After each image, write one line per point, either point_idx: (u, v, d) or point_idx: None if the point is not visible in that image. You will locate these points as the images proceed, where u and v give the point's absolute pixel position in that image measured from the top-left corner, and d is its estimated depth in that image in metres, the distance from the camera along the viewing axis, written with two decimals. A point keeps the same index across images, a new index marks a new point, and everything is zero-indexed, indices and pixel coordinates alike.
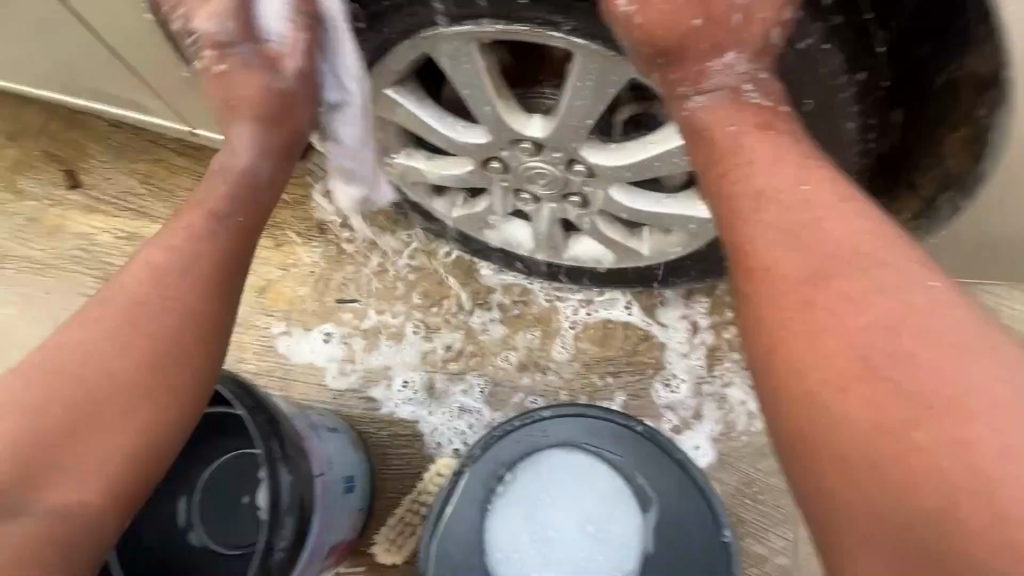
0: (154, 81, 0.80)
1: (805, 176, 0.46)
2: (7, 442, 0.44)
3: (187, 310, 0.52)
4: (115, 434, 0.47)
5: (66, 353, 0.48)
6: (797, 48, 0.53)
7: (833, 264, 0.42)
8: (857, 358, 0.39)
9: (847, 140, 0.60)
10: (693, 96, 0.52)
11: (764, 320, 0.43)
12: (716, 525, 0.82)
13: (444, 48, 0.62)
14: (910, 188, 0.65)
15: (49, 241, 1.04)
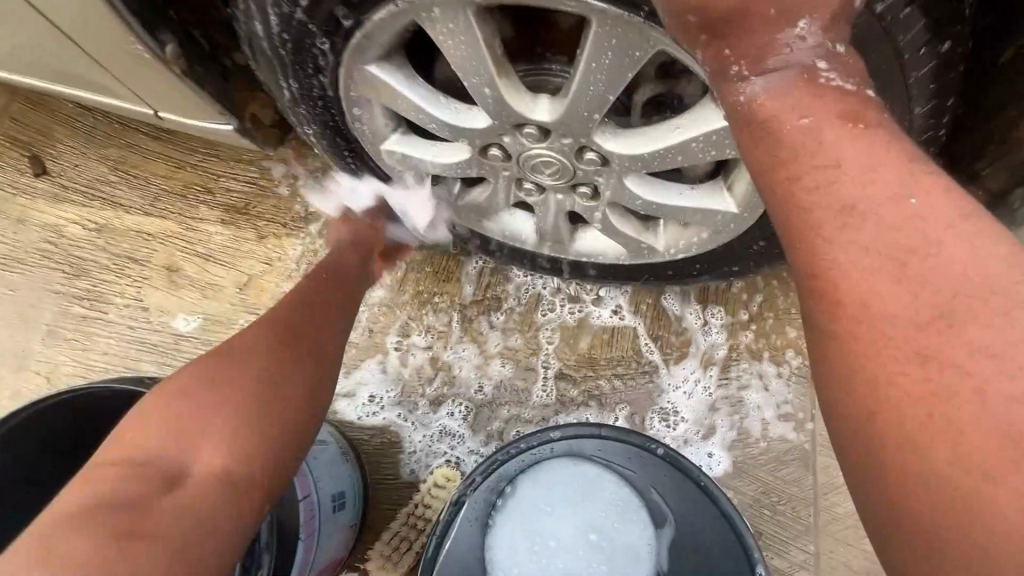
0: (111, 64, 0.73)
1: (911, 182, 0.32)
2: (171, 420, 0.52)
3: (298, 337, 0.63)
4: (255, 429, 0.54)
5: (219, 354, 0.58)
6: (877, 11, 0.38)
7: (961, 299, 0.29)
8: (1007, 438, 0.27)
9: (915, 127, 0.48)
10: (750, 78, 0.35)
11: (858, 373, 0.31)
12: (749, 561, 0.73)
13: (431, 12, 0.51)
14: (974, 180, 0.57)
15: (69, 242, 1.12)
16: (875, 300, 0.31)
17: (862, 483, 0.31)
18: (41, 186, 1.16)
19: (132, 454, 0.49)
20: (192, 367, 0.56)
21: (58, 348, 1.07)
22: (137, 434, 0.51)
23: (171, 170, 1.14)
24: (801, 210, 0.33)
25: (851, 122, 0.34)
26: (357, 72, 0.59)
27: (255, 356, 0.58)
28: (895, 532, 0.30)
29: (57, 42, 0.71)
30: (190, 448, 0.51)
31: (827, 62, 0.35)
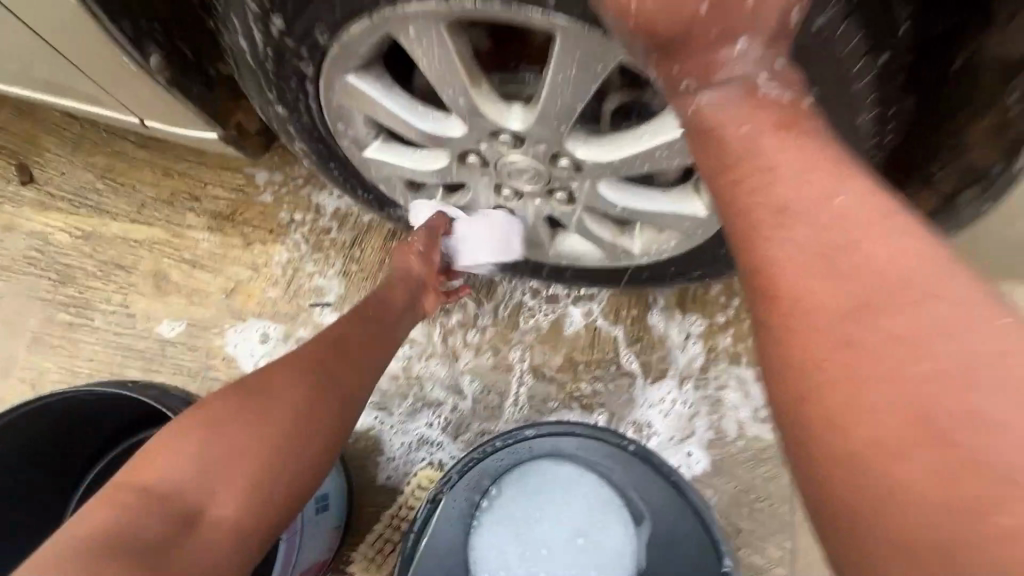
0: (96, 74, 0.74)
1: (840, 185, 0.34)
2: (197, 453, 0.51)
3: (337, 382, 0.62)
4: (272, 476, 0.53)
5: (252, 388, 0.57)
6: (814, 27, 0.42)
7: (880, 292, 0.32)
8: (916, 416, 0.29)
9: (863, 133, 0.51)
10: (695, 91, 0.38)
11: (793, 365, 0.33)
12: (716, 556, 0.73)
13: (402, 27, 0.53)
14: (925, 183, 0.57)
15: (56, 250, 1.13)
16: (808, 295, 0.33)
17: (803, 471, 0.33)
18: (28, 194, 1.16)
19: (158, 484, 0.49)
20: (229, 398, 0.55)
21: (44, 355, 1.08)
22: (168, 461, 0.51)
23: (159, 178, 1.15)
24: (744, 212, 0.36)
25: (787, 130, 0.36)
26: (335, 84, 0.61)
27: (292, 397, 0.57)
28: (833, 519, 0.31)
29: (45, 54, 0.73)
30: (213, 491, 0.50)
31: (766, 76, 0.37)
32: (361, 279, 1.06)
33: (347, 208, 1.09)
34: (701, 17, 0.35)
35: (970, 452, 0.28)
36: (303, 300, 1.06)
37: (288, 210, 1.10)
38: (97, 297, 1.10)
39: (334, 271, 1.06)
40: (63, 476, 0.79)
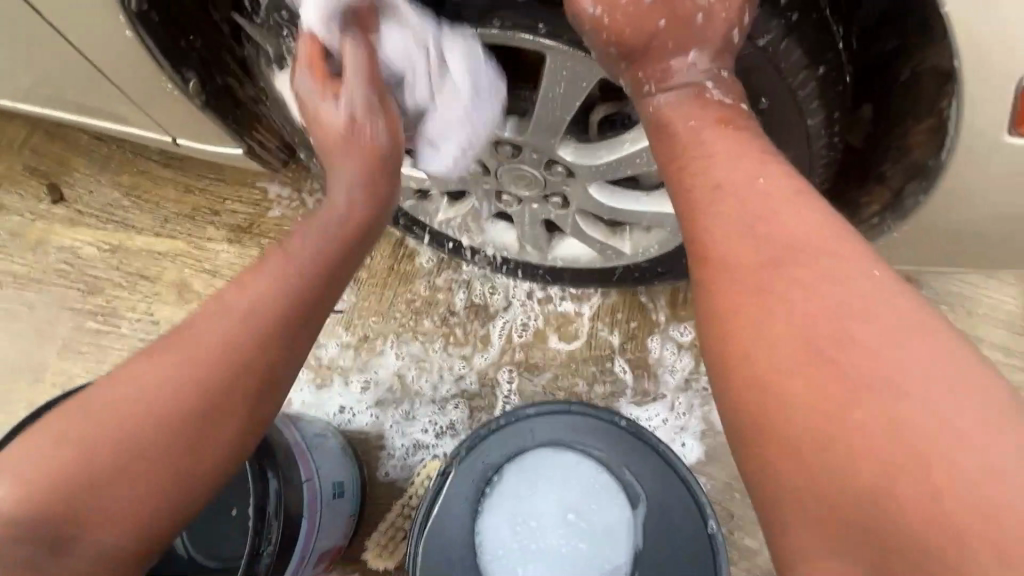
0: (132, 93, 0.82)
1: (764, 169, 0.43)
2: (63, 459, 0.42)
3: (241, 346, 0.48)
4: (158, 475, 0.44)
5: (137, 374, 0.46)
6: (758, 44, 0.51)
7: (788, 249, 0.39)
8: (804, 341, 0.36)
9: (813, 132, 0.57)
10: (655, 92, 0.50)
11: (717, 309, 0.41)
12: (700, 516, 0.80)
13: None
14: (878, 180, 0.61)
15: (85, 263, 1.20)
16: (733, 253, 0.41)
17: (720, 393, 0.40)
18: (58, 212, 1.24)
19: (14, 500, 0.41)
20: (99, 397, 0.45)
21: (73, 360, 1.14)
22: (24, 475, 0.42)
23: (181, 195, 1.22)
24: (691, 190, 0.45)
25: (727, 124, 0.47)
26: None
27: (172, 382, 0.46)
28: (743, 431, 0.39)
29: (93, 79, 0.82)
30: (85, 502, 0.42)
31: (713, 82, 0.49)
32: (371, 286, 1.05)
33: None
34: (660, 31, 0.49)
35: (845, 367, 0.35)
36: None
37: (302, 221, 1.17)
38: (123, 306, 1.16)
39: None
40: None
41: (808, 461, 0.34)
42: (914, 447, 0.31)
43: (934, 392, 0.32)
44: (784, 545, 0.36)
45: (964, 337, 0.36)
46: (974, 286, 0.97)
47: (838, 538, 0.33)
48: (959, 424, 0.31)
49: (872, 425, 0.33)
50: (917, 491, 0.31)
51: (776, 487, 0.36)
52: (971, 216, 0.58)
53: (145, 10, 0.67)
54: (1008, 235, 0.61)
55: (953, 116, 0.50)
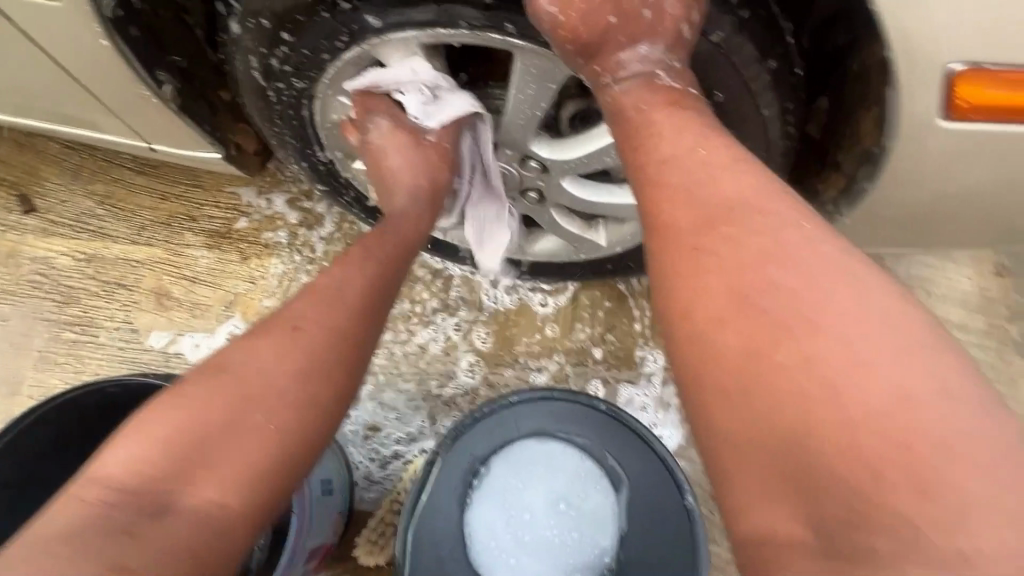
0: (106, 99, 0.82)
1: (702, 142, 0.48)
2: (171, 432, 0.49)
3: (324, 358, 0.57)
4: (258, 444, 0.51)
5: (233, 357, 0.55)
6: (712, 40, 0.54)
7: (720, 211, 0.44)
8: (732, 290, 0.41)
9: (769, 122, 0.60)
10: (613, 83, 0.55)
11: (666, 279, 0.45)
12: (678, 490, 0.82)
13: (390, 53, 0.62)
14: (835, 166, 0.64)
15: (60, 272, 1.17)
16: (674, 220, 0.46)
17: (678, 357, 0.43)
18: (29, 222, 1.21)
19: (122, 474, 0.47)
20: (207, 375, 0.53)
21: (51, 371, 1.12)
22: (131, 448, 0.48)
23: (157, 201, 1.21)
24: (647, 176, 0.49)
25: (675, 105, 0.51)
26: (331, 104, 0.71)
27: (262, 377, 0.53)
28: (690, 387, 0.42)
29: (68, 87, 0.82)
30: (187, 473, 0.48)
31: (665, 72, 0.53)
32: None
33: (337, 226, 1.15)
34: (612, 26, 0.54)
35: (769, 312, 0.39)
36: None
37: (284, 224, 1.16)
38: (101, 316, 1.14)
39: None
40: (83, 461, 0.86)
41: (739, 400, 0.39)
42: (826, 379, 0.35)
43: (847, 329, 0.36)
44: (729, 493, 0.39)
45: (890, 280, 0.39)
46: (933, 268, 1.02)
47: (776, 479, 0.37)
48: (869, 356, 0.35)
49: (791, 364, 0.37)
50: (827, 415, 0.35)
51: (721, 439, 0.40)
52: (918, 197, 0.62)
53: (121, 18, 0.68)
54: (952, 214, 0.65)
55: (891, 105, 0.54)
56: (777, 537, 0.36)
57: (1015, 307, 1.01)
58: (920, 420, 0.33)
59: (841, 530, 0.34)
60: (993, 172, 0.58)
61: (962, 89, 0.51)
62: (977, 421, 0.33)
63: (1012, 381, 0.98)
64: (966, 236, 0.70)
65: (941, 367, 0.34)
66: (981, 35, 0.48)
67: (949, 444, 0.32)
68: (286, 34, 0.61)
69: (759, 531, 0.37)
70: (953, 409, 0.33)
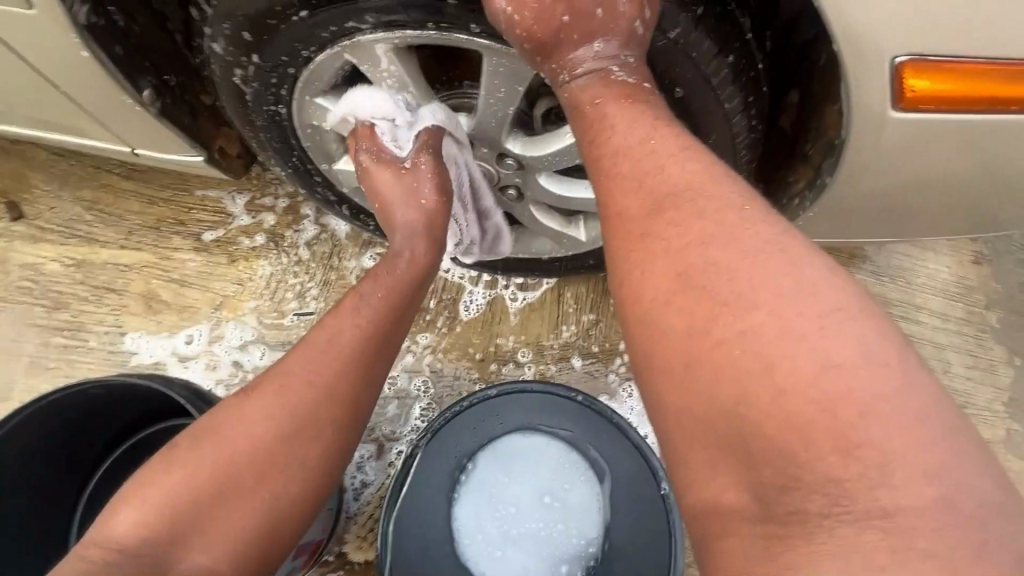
0: (88, 106, 0.83)
1: (654, 132, 0.50)
2: (166, 493, 0.55)
3: (299, 420, 0.60)
4: (247, 502, 0.57)
5: (226, 419, 0.59)
6: (669, 36, 0.55)
7: (668, 197, 0.46)
8: (674, 275, 0.43)
9: (731, 113, 0.62)
10: (569, 81, 0.55)
11: (623, 271, 0.47)
12: (655, 479, 0.84)
13: (361, 54, 0.64)
14: (804, 158, 0.66)
15: (50, 278, 1.18)
16: (625, 209, 0.48)
17: (635, 342, 0.45)
18: (19, 229, 1.21)
19: (125, 536, 0.53)
20: (197, 439, 0.58)
21: (42, 376, 1.13)
22: (132, 512, 0.55)
23: (144, 206, 1.21)
24: (606, 170, 0.51)
25: (628, 100, 0.52)
26: (307, 107, 0.72)
27: (245, 436, 0.59)
28: (648, 372, 0.43)
29: (49, 96, 0.83)
30: (181, 536, 0.54)
31: (618, 67, 0.54)
32: (338, 289, 1.13)
33: (322, 228, 1.16)
34: (564, 25, 0.54)
35: (709, 290, 0.41)
36: (286, 310, 1.13)
37: (266, 226, 1.17)
38: (89, 321, 1.15)
39: (315, 283, 1.13)
40: (65, 466, 0.88)
41: (688, 383, 0.40)
42: (759, 355, 0.37)
43: (782, 304, 0.38)
44: (686, 473, 0.41)
45: (822, 254, 0.41)
46: (912, 258, 1.04)
47: (718, 449, 0.39)
48: (799, 329, 0.37)
49: (728, 339, 0.39)
50: (764, 393, 0.36)
51: (672, 419, 0.41)
52: (883, 186, 0.64)
53: (94, 22, 0.68)
54: (912, 202, 0.66)
55: (843, 94, 0.55)
56: (723, 508, 0.38)
57: (994, 294, 1.02)
58: (850, 386, 0.34)
59: (776, 495, 0.36)
60: (951, 160, 0.60)
61: (909, 79, 0.53)
62: (900, 385, 0.34)
63: (990, 367, 1.00)
64: (932, 223, 0.71)
65: (867, 336, 0.36)
66: (923, 28, 0.49)
67: (877, 402, 0.34)
68: (256, 41, 0.62)
69: (707, 502, 0.40)
70: (877, 373, 0.34)
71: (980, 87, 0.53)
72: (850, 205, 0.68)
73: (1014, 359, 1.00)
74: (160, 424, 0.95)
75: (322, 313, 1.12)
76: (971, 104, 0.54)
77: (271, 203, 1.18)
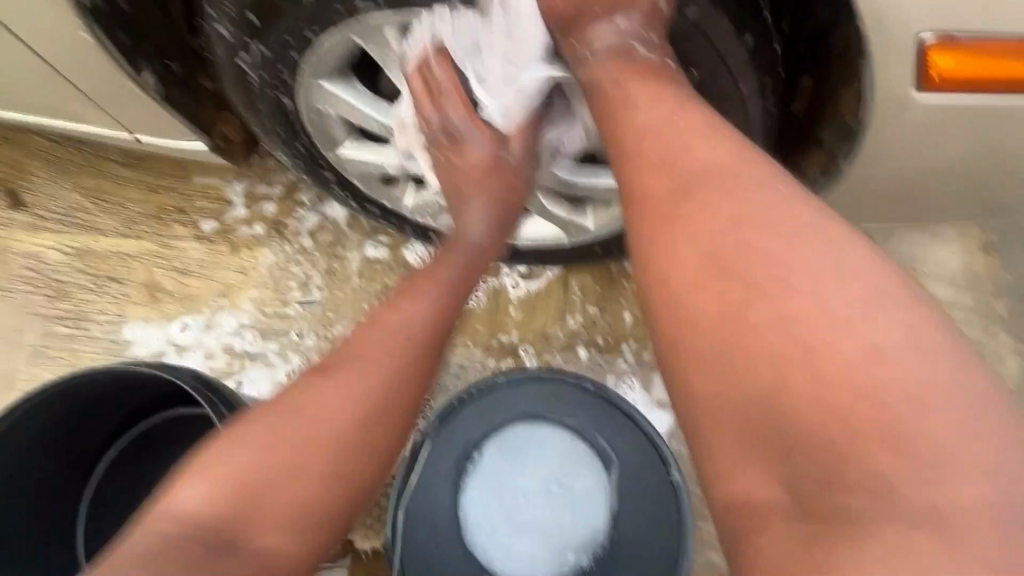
0: (89, 90, 0.81)
1: (676, 112, 0.49)
2: (244, 465, 0.51)
3: (380, 397, 0.58)
4: (328, 483, 0.53)
5: (308, 392, 0.56)
6: (684, 16, 0.54)
7: (692, 180, 0.45)
8: (706, 258, 0.42)
9: (747, 95, 0.59)
10: (589, 58, 0.57)
11: (643, 257, 0.46)
12: (664, 467, 0.84)
13: (368, 35, 0.62)
14: (819, 143, 0.65)
15: (51, 267, 1.17)
16: (650, 191, 0.47)
17: (658, 327, 0.44)
18: (19, 217, 1.20)
19: (193, 511, 0.49)
20: (277, 411, 0.55)
21: (45, 366, 1.12)
22: (202, 486, 0.50)
23: (146, 194, 1.20)
24: (626, 152, 0.50)
25: (647, 80, 0.52)
26: (312, 91, 0.70)
27: (328, 410, 0.55)
28: (673, 359, 0.43)
29: (50, 80, 0.81)
30: (255, 516, 0.50)
31: (641, 42, 0.55)
32: (341, 278, 1.12)
33: (325, 217, 1.15)
34: (586, 2, 0.57)
35: (744, 275, 0.40)
36: (290, 299, 1.12)
37: (268, 215, 1.16)
38: (92, 310, 1.14)
39: (318, 272, 1.13)
40: (71, 455, 0.87)
41: (716, 368, 0.40)
42: (799, 340, 0.37)
43: (819, 289, 0.37)
44: (711, 461, 0.41)
45: (863, 237, 0.40)
46: (922, 245, 1.03)
47: (755, 446, 0.38)
48: (838, 314, 0.36)
49: (764, 325, 0.38)
50: (803, 380, 0.36)
51: (699, 408, 0.41)
52: (900, 170, 0.63)
53: (98, 3, 0.67)
54: (930, 187, 0.66)
55: (866, 74, 0.54)
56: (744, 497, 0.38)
57: (1002, 282, 1.02)
58: (894, 375, 0.34)
59: (816, 491, 0.35)
60: (969, 144, 0.59)
61: (935, 57, 0.51)
62: (943, 371, 0.34)
63: (997, 355, 0.99)
64: (948, 208, 0.70)
65: (906, 321, 0.35)
66: (950, 7, 0.48)
67: (921, 390, 0.33)
68: (261, 22, 0.61)
69: (739, 493, 0.39)
70: (923, 361, 0.34)
71: (1008, 66, 0.51)
72: (866, 189, 0.67)
73: (1021, 348, 0.99)
74: (169, 412, 0.94)
75: (326, 303, 1.11)
76: (1003, 85, 0.53)
77: (273, 191, 1.17)
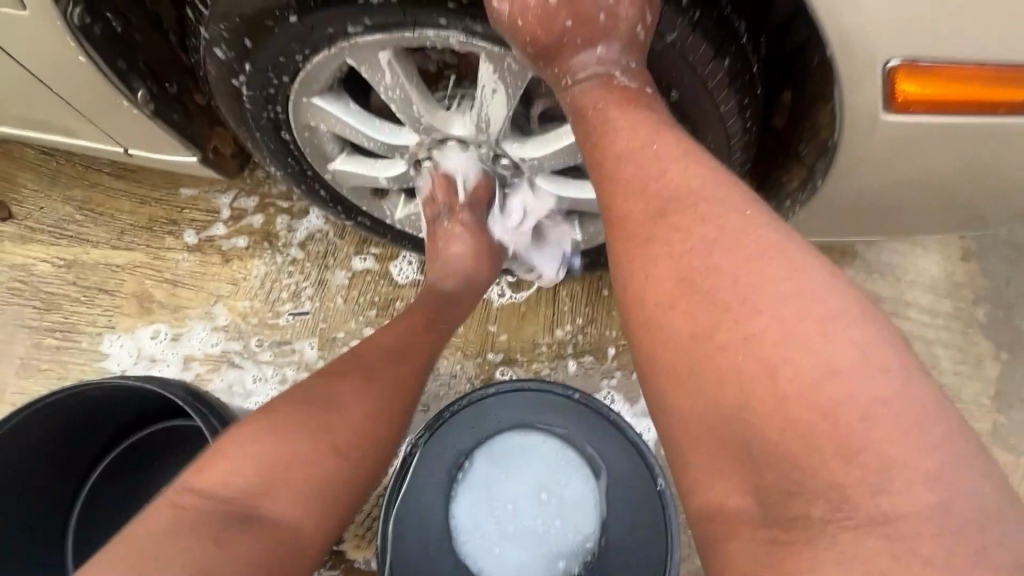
0: (81, 107, 0.82)
1: (654, 136, 0.50)
2: (265, 445, 0.56)
3: (385, 394, 0.66)
4: (345, 463, 0.59)
5: (315, 391, 0.63)
6: (666, 40, 0.56)
7: (671, 202, 0.47)
8: (679, 279, 0.43)
9: (727, 115, 0.62)
10: (571, 85, 0.56)
11: (626, 279, 0.47)
12: (651, 476, 0.85)
13: (357, 55, 0.64)
14: (797, 158, 0.67)
15: (41, 279, 1.17)
16: (628, 212, 0.49)
17: (638, 345, 0.46)
18: (9, 229, 1.20)
19: (217, 485, 0.53)
20: (289, 403, 0.60)
21: (34, 378, 1.12)
22: (226, 463, 0.55)
23: (137, 205, 1.20)
24: (606, 175, 0.51)
25: (628, 104, 0.53)
26: (304, 108, 0.72)
27: (343, 404, 0.62)
28: (653, 378, 0.44)
29: (40, 96, 0.82)
30: (275, 490, 0.54)
31: (621, 72, 0.54)
32: (332, 291, 1.13)
33: (313, 228, 1.16)
34: (567, 30, 0.54)
35: (712, 295, 0.41)
36: (281, 311, 1.12)
37: (255, 227, 1.17)
38: (82, 323, 1.14)
39: (310, 282, 1.13)
40: (64, 469, 0.88)
41: (690, 383, 0.41)
42: (765, 359, 0.38)
43: (785, 309, 0.39)
44: (689, 473, 0.42)
45: (831, 263, 0.42)
46: (903, 255, 1.06)
47: (725, 456, 0.40)
48: (800, 334, 0.38)
49: (731, 345, 0.40)
50: (768, 398, 0.37)
51: (676, 421, 0.42)
52: (872, 187, 0.65)
53: (88, 23, 0.68)
54: (906, 201, 0.67)
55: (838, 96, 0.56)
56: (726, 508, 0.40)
57: (981, 290, 1.04)
58: (851, 393, 0.35)
59: (780, 500, 0.37)
60: (942, 162, 0.61)
61: (900, 82, 0.54)
62: (899, 389, 0.35)
63: (978, 361, 1.02)
64: (923, 221, 0.72)
65: (866, 339, 0.37)
66: (917, 34, 0.50)
67: (877, 408, 0.35)
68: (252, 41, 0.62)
69: (714, 505, 0.41)
70: (876, 380, 0.35)
71: (972, 90, 0.54)
72: (844, 204, 0.69)
73: (1000, 354, 1.02)
74: (159, 424, 0.94)
75: (318, 313, 1.12)
76: (964, 106, 0.55)
77: (263, 206, 1.17)
